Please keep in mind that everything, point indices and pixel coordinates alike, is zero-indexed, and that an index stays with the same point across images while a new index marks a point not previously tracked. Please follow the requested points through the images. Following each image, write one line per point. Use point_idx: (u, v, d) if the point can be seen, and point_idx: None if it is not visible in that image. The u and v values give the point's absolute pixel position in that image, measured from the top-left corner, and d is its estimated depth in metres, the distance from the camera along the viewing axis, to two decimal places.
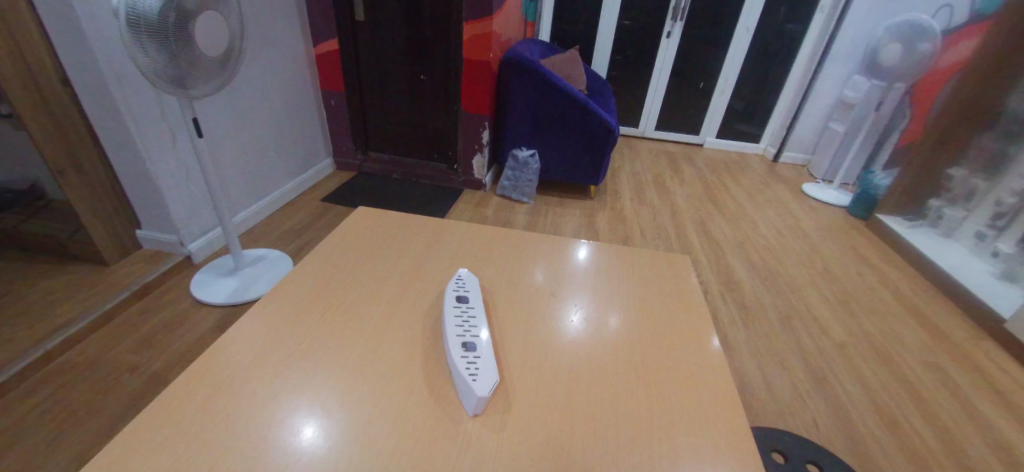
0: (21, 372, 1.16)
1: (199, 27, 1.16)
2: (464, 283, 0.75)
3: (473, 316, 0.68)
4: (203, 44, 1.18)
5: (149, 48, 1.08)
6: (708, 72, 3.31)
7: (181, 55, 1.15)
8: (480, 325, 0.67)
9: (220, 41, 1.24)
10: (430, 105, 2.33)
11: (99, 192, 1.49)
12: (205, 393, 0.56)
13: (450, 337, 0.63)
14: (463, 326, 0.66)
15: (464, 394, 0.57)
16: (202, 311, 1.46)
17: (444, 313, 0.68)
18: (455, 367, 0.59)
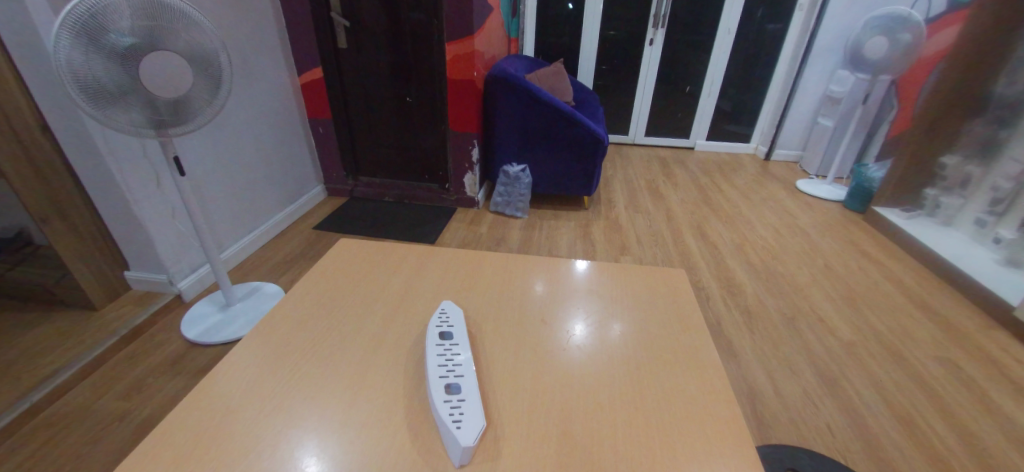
0: (8, 427, 1.12)
1: (155, 69, 1.11)
2: (448, 317, 0.73)
3: (457, 354, 0.65)
4: (163, 85, 1.14)
5: (114, 101, 1.08)
6: (693, 76, 3.33)
7: (146, 100, 1.13)
8: (464, 362, 0.64)
9: (184, 77, 1.18)
10: (418, 126, 2.33)
11: (84, 236, 1.47)
12: (173, 453, 0.52)
13: (432, 379, 0.60)
14: (447, 365, 0.63)
15: (449, 441, 0.54)
16: (194, 351, 1.43)
17: (428, 352, 0.65)
18: (438, 412, 0.56)
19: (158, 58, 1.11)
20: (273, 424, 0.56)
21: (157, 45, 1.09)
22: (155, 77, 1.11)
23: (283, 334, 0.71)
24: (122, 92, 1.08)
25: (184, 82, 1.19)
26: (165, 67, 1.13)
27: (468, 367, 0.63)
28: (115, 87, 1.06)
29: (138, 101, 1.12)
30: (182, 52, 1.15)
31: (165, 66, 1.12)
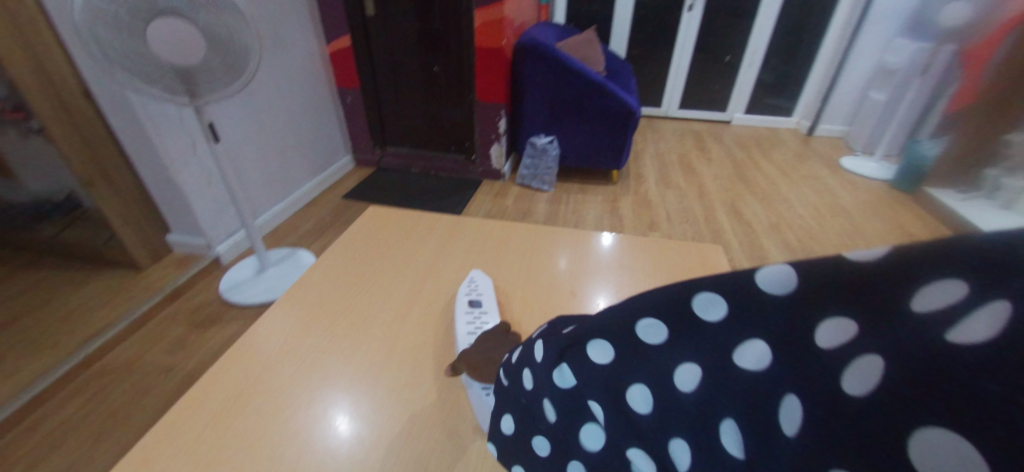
0: (65, 375, 1.22)
1: (166, 38, 1.09)
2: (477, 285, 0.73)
3: (486, 323, 0.66)
4: (178, 53, 1.12)
5: (142, 66, 1.11)
6: (734, 45, 3.14)
7: (170, 65, 1.15)
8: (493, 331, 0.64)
9: (198, 45, 1.14)
10: (445, 96, 2.30)
11: (128, 199, 1.54)
12: (218, 403, 0.55)
13: (462, 347, 0.61)
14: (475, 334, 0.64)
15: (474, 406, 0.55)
16: (233, 311, 1.50)
17: (457, 320, 0.66)
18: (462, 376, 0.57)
19: (172, 25, 1.08)
20: (310, 380, 0.58)
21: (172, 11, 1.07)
22: (168, 44, 1.10)
23: (318, 295, 0.73)
24: (148, 57, 1.11)
25: (201, 47, 1.15)
26: (177, 33, 1.10)
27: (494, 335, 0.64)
28: (140, 52, 1.09)
29: (166, 68, 1.15)
30: (198, 17, 1.11)
31: (177, 33, 1.09)
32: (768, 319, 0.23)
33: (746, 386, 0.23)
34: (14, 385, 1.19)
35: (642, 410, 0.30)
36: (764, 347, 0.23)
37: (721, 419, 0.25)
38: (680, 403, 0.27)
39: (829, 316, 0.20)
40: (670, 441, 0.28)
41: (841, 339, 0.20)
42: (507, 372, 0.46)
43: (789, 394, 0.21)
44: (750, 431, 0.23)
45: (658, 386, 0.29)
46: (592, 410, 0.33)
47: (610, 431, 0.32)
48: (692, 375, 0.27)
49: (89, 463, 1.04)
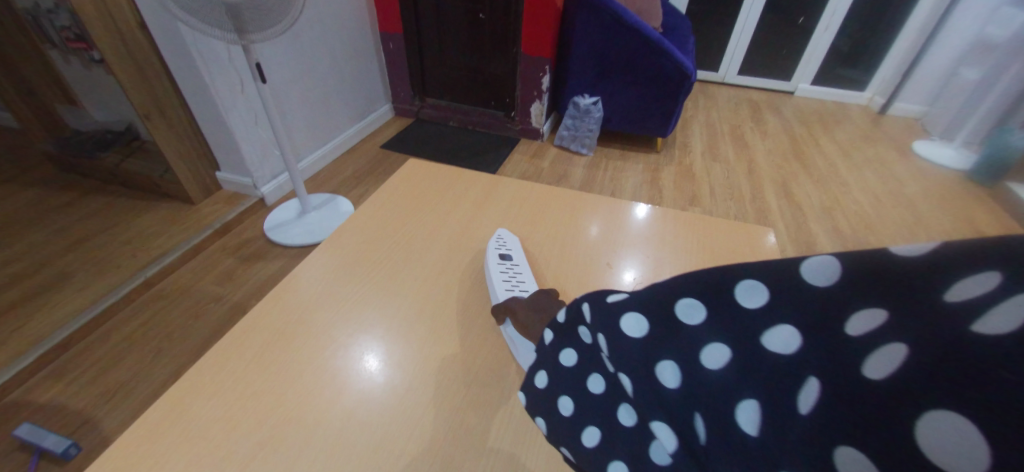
0: (128, 295, 1.33)
1: None
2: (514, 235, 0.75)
3: (519, 272, 0.67)
4: None
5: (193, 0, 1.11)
6: (810, 5, 2.83)
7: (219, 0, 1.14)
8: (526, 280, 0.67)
9: None
10: (489, 47, 2.21)
11: (181, 135, 1.60)
12: (264, 337, 0.58)
13: (499, 293, 0.63)
14: (510, 281, 0.65)
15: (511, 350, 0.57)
16: (275, 250, 1.57)
17: (488, 267, 0.67)
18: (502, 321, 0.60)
19: None
20: (347, 325, 0.61)
21: None
22: None
23: (358, 244, 0.74)
24: None
25: None
26: None
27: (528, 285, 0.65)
28: None
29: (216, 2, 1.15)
30: None
31: None
32: (885, 291, 0.21)
33: (843, 352, 0.23)
34: (85, 300, 1.31)
35: (716, 366, 0.29)
36: (880, 321, 0.22)
37: (804, 379, 0.24)
38: (765, 363, 0.26)
39: (957, 284, 0.19)
40: (738, 400, 0.27)
41: (955, 308, 0.19)
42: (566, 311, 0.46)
43: (890, 362, 0.21)
44: (847, 391, 0.22)
45: (741, 353, 0.28)
46: (674, 374, 0.32)
47: (680, 384, 0.31)
48: (788, 339, 0.26)
49: (150, 374, 1.15)
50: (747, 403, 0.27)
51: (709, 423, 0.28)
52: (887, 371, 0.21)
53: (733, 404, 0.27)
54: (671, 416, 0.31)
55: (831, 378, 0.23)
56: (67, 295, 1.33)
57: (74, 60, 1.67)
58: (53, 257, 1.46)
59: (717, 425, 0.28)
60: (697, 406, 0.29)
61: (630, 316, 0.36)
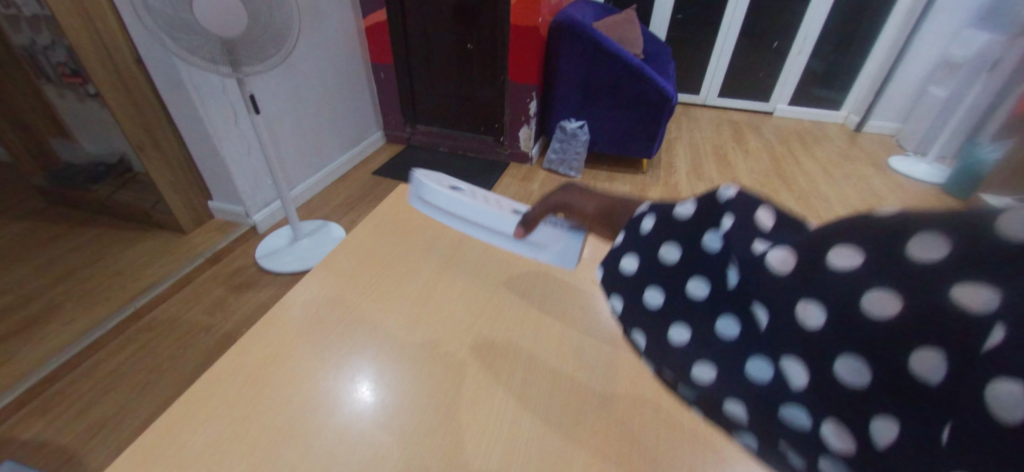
0: (117, 326, 1.32)
1: (211, 11, 1.12)
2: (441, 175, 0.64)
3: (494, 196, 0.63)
4: (221, 26, 1.16)
5: (188, 37, 1.16)
6: (783, 31, 2.97)
7: (214, 37, 1.19)
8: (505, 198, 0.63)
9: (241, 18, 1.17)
10: (477, 75, 2.28)
11: (175, 165, 1.62)
12: (252, 362, 0.59)
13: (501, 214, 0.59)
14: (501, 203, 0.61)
15: (561, 250, 0.56)
16: (266, 278, 1.57)
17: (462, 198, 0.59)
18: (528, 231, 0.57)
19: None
20: (336, 350, 0.61)
21: None
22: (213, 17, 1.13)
23: (348, 267, 0.76)
24: (195, 28, 1.15)
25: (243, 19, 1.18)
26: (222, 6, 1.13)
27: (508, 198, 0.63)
28: (186, 24, 1.13)
29: (211, 39, 1.19)
30: None
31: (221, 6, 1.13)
32: (879, 275, 0.23)
33: (831, 297, 0.25)
34: (71, 333, 1.30)
35: (732, 285, 0.32)
36: (856, 265, 0.24)
37: (795, 313, 0.26)
38: (768, 289, 0.28)
39: (918, 243, 0.21)
40: (745, 354, 0.30)
41: (901, 316, 0.22)
42: (651, 210, 0.41)
43: (861, 370, 0.23)
44: (823, 341, 0.25)
45: (757, 269, 0.29)
46: (703, 288, 0.34)
47: (696, 317, 0.34)
48: (791, 261, 0.27)
49: (136, 408, 1.13)
50: (734, 332, 0.31)
51: (697, 347, 0.33)
52: (858, 380, 0.24)
53: (715, 376, 0.31)
54: (664, 329, 0.35)
55: (821, 320, 0.25)
56: (53, 328, 1.31)
57: (69, 94, 1.70)
58: (40, 290, 1.45)
59: (707, 351, 0.32)
60: (695, 342, 0.33)
61: (726, 222, 0.33)
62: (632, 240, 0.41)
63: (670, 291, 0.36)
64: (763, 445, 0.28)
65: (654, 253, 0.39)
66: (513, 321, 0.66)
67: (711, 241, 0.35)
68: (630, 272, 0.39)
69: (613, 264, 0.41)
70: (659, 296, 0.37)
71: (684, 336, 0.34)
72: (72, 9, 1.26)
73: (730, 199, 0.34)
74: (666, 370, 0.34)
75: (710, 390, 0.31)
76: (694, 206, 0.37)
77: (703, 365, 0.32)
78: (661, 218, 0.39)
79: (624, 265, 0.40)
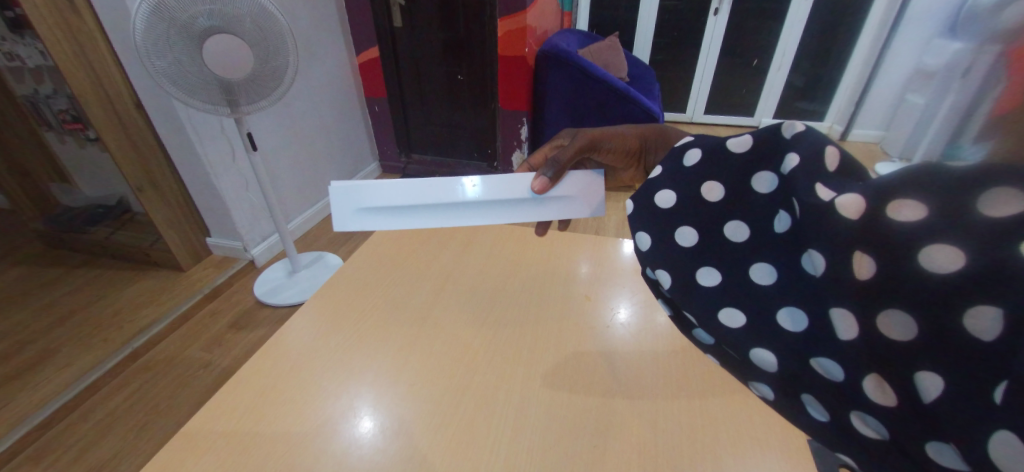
0: (113, 368, 1.31)
1: (216, 53, 1.18)
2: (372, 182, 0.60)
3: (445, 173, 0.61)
4: (226, 67, 1.22)
5: (190, 80, 1.20)
6: (762, 49, 3.08)
7: (216, 79, 1.24)
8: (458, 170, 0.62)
9: (245, 59, 1.24)
10: (468, 104, 2.35)
11: (173, 204, 1.64)
12: (254, 393, 0.59)
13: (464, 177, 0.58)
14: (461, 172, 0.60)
15: (590, 189, 0.59)
16: (265, 311, 1.57)
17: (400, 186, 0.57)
18: (554, 181, 0.57)
19: (223, 41, 1.18)
20: (338, 375, 0.62)
21: (222, 28, 1.16)
22: (220, 58, 1.19)
23: (347, 294, 0.76)
24: (198, 71, 1.20)
25: (247, 61, 1.25)
26: (228, 48, 1.19)
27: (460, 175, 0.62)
28: (190, 68, 1.18)
29: (213, 81, 1.24)
30: (243, 32, 1.21)
31: (226, 48, 1.19)
32: (937, 236, 0.23)
33: (884, 250, 0.26)
34: (68, 377, 1.28)
35: (781, 231, 0.35)
36: (920, 217, 0.24)
37: (852, 259, 0.28)
38: (825, 236, 0.29)
39: (903, 207, 0.25)
40: (785, 303, 0.33)
41: (945, 277, 0.23)
42: (696, 144, 0.44)
43: (905, 327, 0.26)
44: (873, 285, 0.27)
45: (815, 213, 0.30)
46: (766, 185, 0.38)
47: (750, 296, 0.35)
48: (860, 206, 0.27)
49: (134, 450, 1.11)
50: (772, 278, 0.35)
51: (731, 292, 0.37)
52: (901, 335, 0.26)
53: (774, 359, 0.33)
54: (696, 269, 0.39)
55: (873, 266, 0.26)
56: (49, 374, 1.30)
57: (70, 140, 1.74)
58: (37, 335, 1.44)
59: (745, 296, 0.36)
60: (730, 288, 0.37)
61: (793, 159, 0.34)
62: (673, 174, 0.45)
63: (707, 232, 0.40)
64: (784, 390, 0.34)
65: (700, 187, 0.42)
66: (514, 339, 0.67)
67: (765, 181, 0.38)
68: (665, 207, 0.43)
69: (648, 199, 0.45)
70: (693, 236, 0.41)
71: (716, 279, 0.38)
72: (75, 58, 1.31)
73: (798, 135, 0.35)
74: (691, 306, 0.38)
75: (739, 329, 0.35)
76: (750, 140, 0.40)
77: (733, 309, 0.36)
78: (711, 154, 0.42)
79: (662, 199, 0.44)
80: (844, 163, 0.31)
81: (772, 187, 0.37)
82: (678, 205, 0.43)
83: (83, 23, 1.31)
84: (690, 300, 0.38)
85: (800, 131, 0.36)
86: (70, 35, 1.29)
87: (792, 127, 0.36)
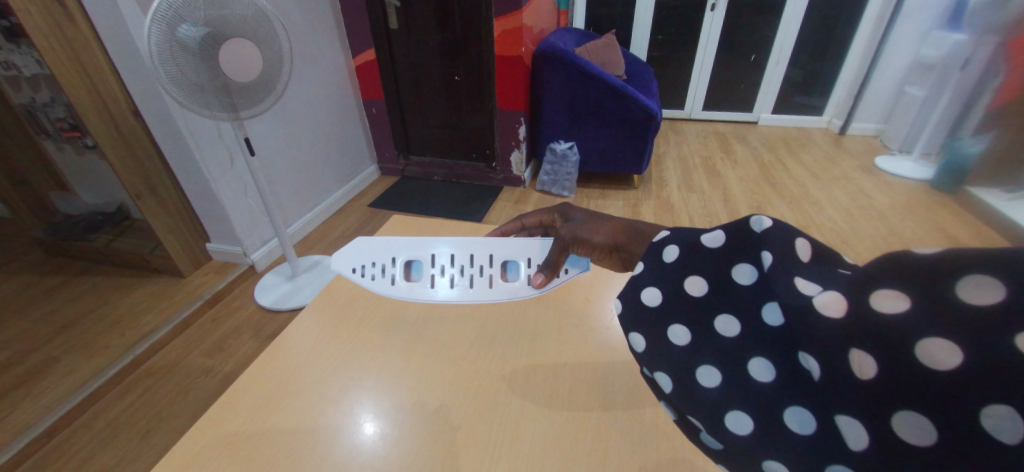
0: (115, 375, 1.31)
1: (223, 58, 1.21)
2: (373, 262, 0.64)
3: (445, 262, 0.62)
4: (232, 71, 1.25)
5: (196, 87, 1.21)
6: (760, 44, 3.08)
7: (220, 84, 1.25)
8: (452, 253, 0.62)
9: (249, 64, 1.28)
10: (466, 104, 2.35)
11: (171, 210, 1.64)
12: (251, 403, 0.58)
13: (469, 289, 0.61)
14: (461, 271, 0.62)
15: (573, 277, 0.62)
16: (265, 317, 1.56)
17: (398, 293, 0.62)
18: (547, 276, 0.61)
19: (228, 47, 1.21)
20: (337, 382, 0.61)
21: (227, 34, 1.19)
22: (227, 64, 1.22)
23: (343, 301, 0.76)
24: (203, 78, 1.21)
25: (252, 65, 1.29)
26: (235, 53, 1.23)
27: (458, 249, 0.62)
28: (196, 75, 1.19)
29: (215, 88, 1.25)
30: (246, 38, 1.24)
31: (232, 54, 1.23)
32: (924, 329, 0.19)
33: (884, 344, 0.21)
34: (71, 384, 1.28)
35: (774, 326, 0.28)
36: (903, 308, 0.20)
37: (847, 359, 0.23)
38: (813, 337, 0.24)
39: (884, 299, 0.21)
40: (788, 404, 0.27)
41: (945, 376, 0.19)
42: (673, 239, 0.38)
43: (922, 433, 0.20)
44: (877, 388, 0.21)
45: (800, 314, 0.26)
46: (749, 273, 0.31)
47: (744, 394, 0.29)
48: (843, 303, 0.23)
49: (138, 456, 1.11)
50: (771, 375, 0.28)
51: (734, 392, 0.29)
52: (922, 444, 0.20)
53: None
54: (694, 367, 0.32)
55: (874, 365, 0.21)
56: (53, 381, 1.30)
57: (68, 148, 1.74)
58: (39, 344, 1.44)
59: (748, 394, 0.29)
60: (729, 387, 0.30)
61: (768, 258, 0.30)
62: (653, 270, 0.39)
63: (698, 327, 0.33)
64: None
65: (682, 276, 0.36)
66: (515, 340, 0.67)
67: (745, 272, 0.32)
68: (653, 305, 0.37)
69: (631, 295, 0.38)
70: (685, 333, 0.34)
71: (716, 378, 0.31)
72: (72, 66, 1.31)
73: (766, 232, 0.31)
74: (695, 412, 0.31)
75: (749, 438, 0.28)
76: (723, 235, 0.34)
77: (739, 412, 0.29)
78: (688, 249, 0.36)
79: (647, 297, 0.37)
80: (818, 252, 0.29)
81: (754, 279, 0.31)
82: (664, 303, 0.36)
83: (79, 31, 1.31)
84: (691, 405, 0.32)
85: (769, 226, 0.31)
86: (65, 44, 1.29)
87: (760, 221, 0.32)
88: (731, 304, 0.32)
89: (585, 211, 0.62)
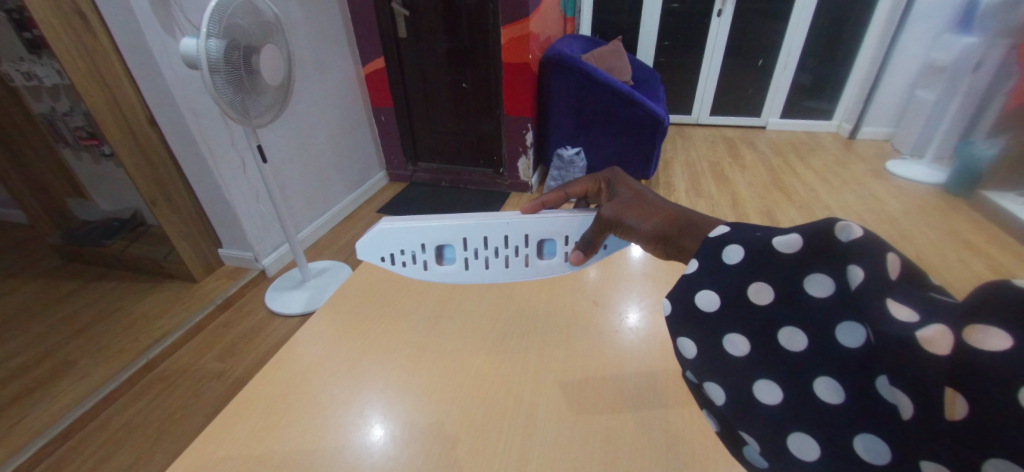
0: (129, 379, 1.33)
1: (251, 60, 1.27)
2: (403, 250, 0.80)
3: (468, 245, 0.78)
4: (256, 72, 1.30)
5: (222, 84, 1.20)
6: (767, 49, 3.08)
7: (241, 86, 1.26)
8: (469, 236, 0.77)
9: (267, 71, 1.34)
10: (474, 111, 2.37)
11: (185, 216, 1.67)
12: (265, 404, 0.59)
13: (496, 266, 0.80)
14: (484, 252, 0.79)
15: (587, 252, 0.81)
16: (277, 321, 1.58)
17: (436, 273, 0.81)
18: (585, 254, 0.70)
19: (255, 51, 1.27)
20: (348, 384, 0.62)
21: (255, 38, 1.26)
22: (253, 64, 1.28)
23: (352, 306, 0.76)
24: (229, 76, 1.21)
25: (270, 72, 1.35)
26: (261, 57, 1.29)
27: (488, 232, 0.77)
28: (226, 72, 1.20)
29: (236, 88, 1.25)
30: (267, 46, 1.32)
31: (258, 58, 1.29)
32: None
33: (980, 387, 0.21)
34: (86, 386, 1.31)
35: (853, 346, 0.28)
36: (1004, 348, 0.20)
37: (941, 397, 0.23)
38: (901, 369, 0.24)
39: (986, 334, 0.21)
40: (858, 431, 0.28)
41: None
42: (735, 238, 0.38)
43: None
44: (967, 429, 0.22)
45: (890, 341, 0.25)
46: (824, 286, 0.31)
47: (813, 416, 0.30)
48: (948, 336, 0.23)
49: (149, 459, 1.13)
50: (840, 397, 0.29)
51: (796, 413, 0.31)
52: None
53: None
54: (752, 382, 0.35)
55: (966, 405, 0.22)
56: (67, 384, 1.32)
57: (86, 156, 1.79)
58: (52, 349, 1.46)
59: (811, 416, 0.30)
60: (791, 404, 0.32)
61: (857, 274, 0.29)
62: (709, 271, 0.39)
63: (760, 338, 0.35)
64: None
65: (744, 283, 0.36)
66: (524, 343, 0.67)
67: (821, 284, 0.31)
68: (711, 310, 0.38)
69: (686, 296, 0.40)
70: (743, 345, 0.36)
71: (776, 395, 0.33)
72: (91, 77, 1.34)
73: (854, 243, 0.29)
74: (751, 426, 0.35)
75: (816, 461, 0.30)
76: (800, 240, 0.33)
77: (804, 436, 0.31)
78: (755, 250, 0.36)
79: (703, 300, 0.38)
80: (908, 272, 0.28)
81: (829, 293, 0.30)
82: (722, 308, 0.37)
83: (99, 43, 1.35)
84: (750, 420, 0.35)
85: (858, 237, 0.29)
86: (86, 55, 1.33)
87: (848, 230, 0.30)
88: (795, 320, 0.32)
89: (635, 189, 0.64)
